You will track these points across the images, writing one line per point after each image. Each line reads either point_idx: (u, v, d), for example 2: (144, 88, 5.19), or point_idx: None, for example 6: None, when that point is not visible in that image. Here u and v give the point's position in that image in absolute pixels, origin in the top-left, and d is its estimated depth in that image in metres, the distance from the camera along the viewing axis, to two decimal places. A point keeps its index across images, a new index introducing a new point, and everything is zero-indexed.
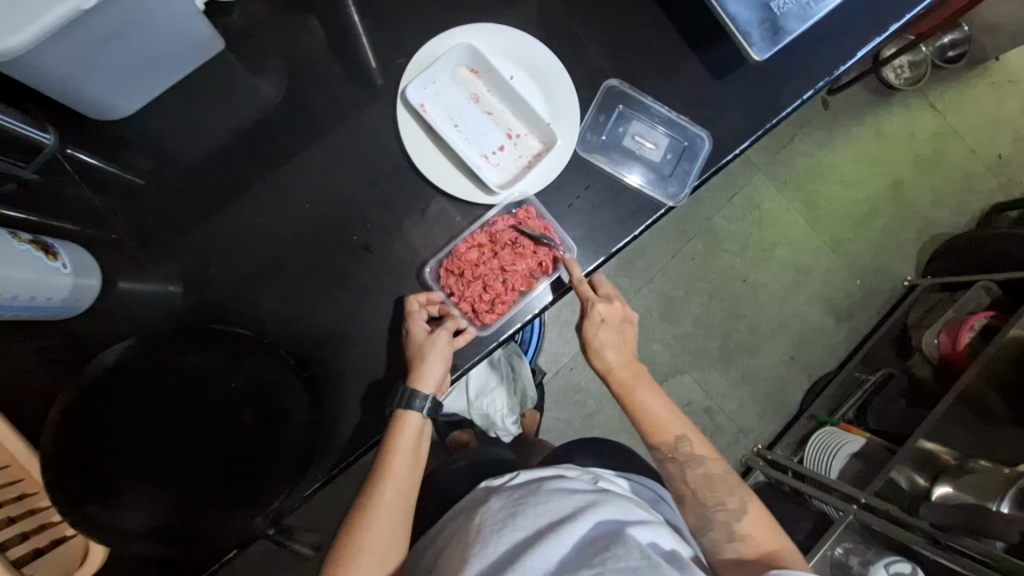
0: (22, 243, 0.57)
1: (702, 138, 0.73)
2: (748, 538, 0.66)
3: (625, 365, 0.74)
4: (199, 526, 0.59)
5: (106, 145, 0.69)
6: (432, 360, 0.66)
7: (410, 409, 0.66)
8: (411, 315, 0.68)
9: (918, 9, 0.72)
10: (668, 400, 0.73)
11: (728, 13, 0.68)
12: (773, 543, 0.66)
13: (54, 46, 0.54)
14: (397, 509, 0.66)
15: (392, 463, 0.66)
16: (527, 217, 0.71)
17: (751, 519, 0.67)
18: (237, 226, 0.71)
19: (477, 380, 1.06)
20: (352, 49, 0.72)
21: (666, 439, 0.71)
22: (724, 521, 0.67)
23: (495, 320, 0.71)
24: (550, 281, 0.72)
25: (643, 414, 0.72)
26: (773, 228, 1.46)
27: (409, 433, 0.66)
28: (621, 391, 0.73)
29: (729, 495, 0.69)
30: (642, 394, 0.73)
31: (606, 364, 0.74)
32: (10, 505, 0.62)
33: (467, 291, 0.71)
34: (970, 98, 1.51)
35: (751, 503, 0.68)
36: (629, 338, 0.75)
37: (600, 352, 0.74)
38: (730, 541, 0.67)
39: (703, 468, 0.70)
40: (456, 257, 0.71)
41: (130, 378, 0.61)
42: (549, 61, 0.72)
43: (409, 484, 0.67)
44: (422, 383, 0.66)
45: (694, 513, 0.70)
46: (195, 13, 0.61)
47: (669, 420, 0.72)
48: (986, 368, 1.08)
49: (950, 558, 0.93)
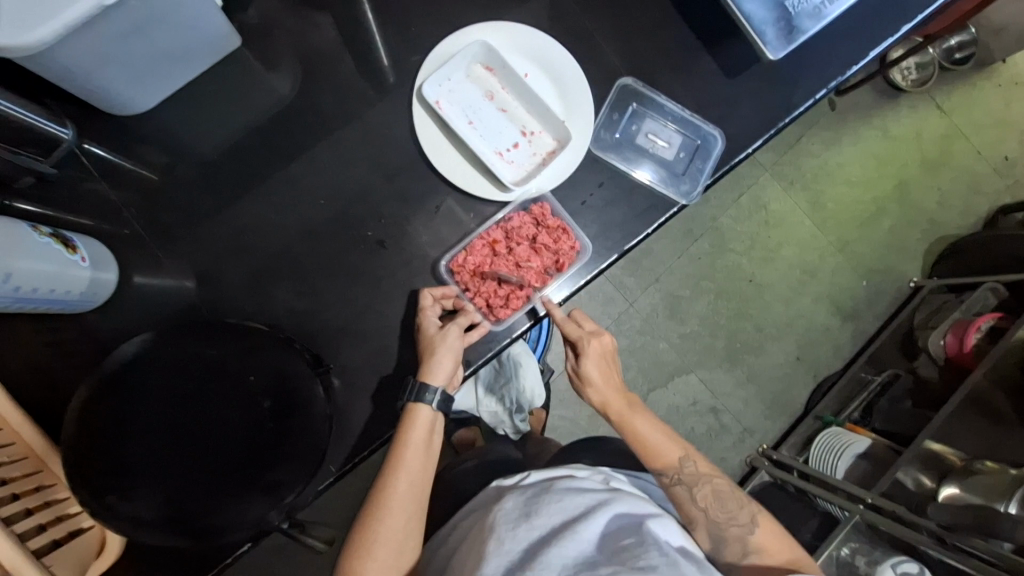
0: (43, 236, 0.57)
1: (714, 137, 0.73)
2: (763, 551, 0.68)
3: (618, 396, 0.75)
4: (214, 518, 0.59)
5: (122, 139, 0.70)
6: (441, 353, 0.66)
7: (421, 402, 0.66)
8: (423, 310, 0.69)
9: (930, 9, 0.72)
10: (663, 427, 0.75)
11: (743, 13, 0.69)
12: (785, 555, 0.68)
13: (75, 41, 0.54)
14: (410, 503, 0.66)
15: (405, 456, 0.66)
16: (542, 213, 0.72)
17: (762, 533, 0.69)
18: (251, 221, 0.71)
19: (484, 378, 1.11)
20: (366, 46, 0.72)
21: (666, 462, 0.73)
22: (737, 536, 0.68)
23: (509, 316, 0.71)
24: (563, 279, 0.72)
25: (639, 439, 0.73)
26: (780, 229, 1.47)
27: (420, 427, 0.66)
28: (617, 418, 0.75)
29: (742, 512, 0.70)
30: (638, 421, 0.74)
31: (601, 396, 0.76)
32: (27, 495, 0.61)
33: (483, 287, 0.72)
34: (977, 99, 1.51)
35: (761, 517, 0.70)
36: (616, 368, 0.77)
37: (592, 383, 0.75)
38: (744, 556, 0.68)
39: (710, 486, 0.71)
40: (468, 253, 0.71)
41: (147, 370, 0.61)
42: (563, 57, 0.72)
43: (421, 478, 0.67)
44: (432, 376, 0.66)
45: (705, 534, 0.70)
46: (213, 11, 0.62)
47: (666, 445, 0.73)
48: (994, 369, 1.09)
49: (955, 558, 0.95)
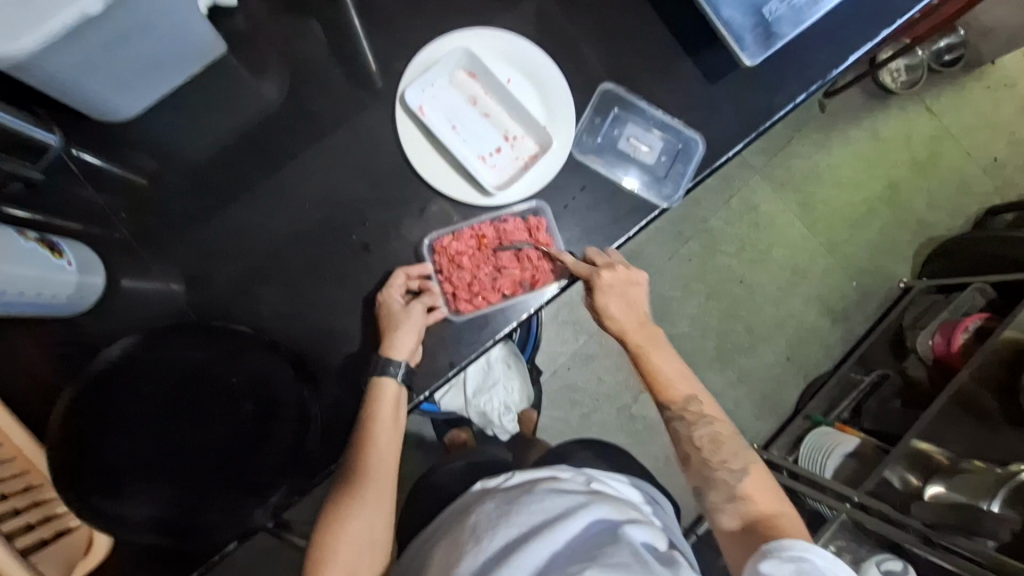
0: (28, 242, 0.58)
1: (695, 141, 0.74)
2: (749, 498, 0.70)
3: (637, 327, 0.77)
4: (203, 518, 0.61)
5: (109, 145, 0.71)
6: (404, 330, 0.68)
7: (386, 374, 0.67)
8: (391, 285, 0.70)
9: (908, 15, 0.73)
10: (680, 362, 0.77)
11: (722, 20, 0.70)
12: (770, 506, 0.69)
13: (59, 51, 0.55)
14: (383, 471, 0.69)
15: (376, 431, 0.67)
16: (537, 228, 0.73)
17: (752, 482, 0.71)
18: (238, 225, 0.72)
19: (474, 379, 1.12)
20: (353, 52, 0.73)
21: (674, 398, 0.76)
22: (725, 481, 0.72)
23: (470, 310, 0.72)
24: (534, 295, 0.73)
25: (655, 375, 0.76)
26: (770, 229, 1.48)
27: (386, 402, 0.67)
28: (635, 352, 0.77)
29: (734, 457, 0.73)
30: (656, 356, 0.76)
31: (619, 326, 0.76)
32: (14, 497, 0.63)
33: (456, 275, 0.73)
34: (966, 102, 1.52)
35: (754, 466, 0.72)
36: (636, 298, 0.76)
37: (610, 315, 0.76)
38: (728, 501, 0.71)
39: (710, 429, 0.75)
40: (453, 239, 0.73)
41: (133, 375, 0.62)
42: (545, 63, 0.73)
43: (390, 455, 0.69)
44: (395, 351, 0.67)
45: (697, 472, 0.74)
46: (198, 19, 0.63)
47: (679, 381, 0.76)
48: (979, 369, 1.10)
49: (942, 557, 0.96)
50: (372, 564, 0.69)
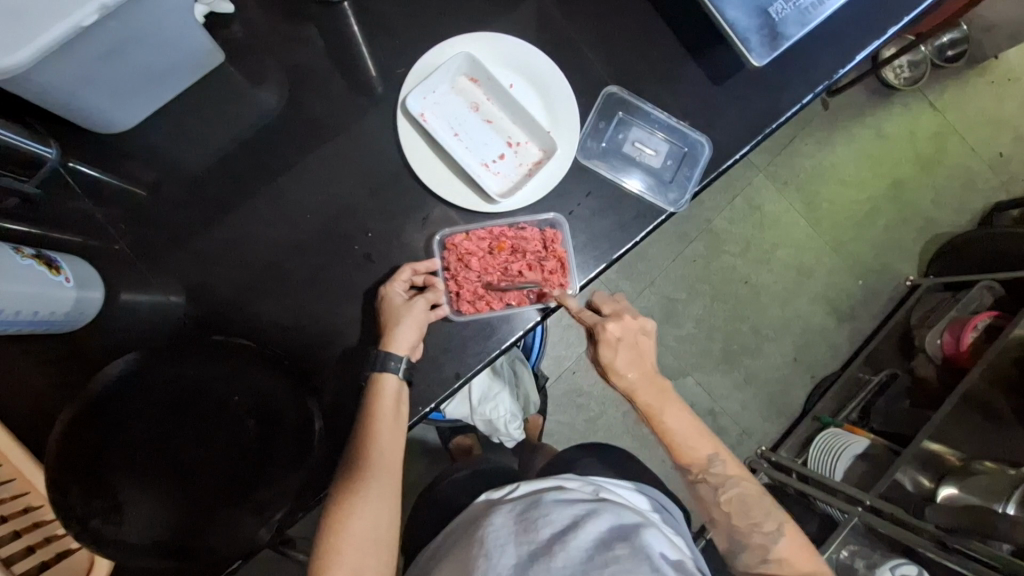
0: (25, 259, 0.57)
1: (702, 143, 0.73)
2: (784, 562, 0.68)
3: (646, 384, 0.74)
4: (205, 540, 0.59)
5: (106, 157, 0.70)
6: (406, 323, 0.66)
7: (386, 370, 0.65)
8: (395, 277, 0.69)
9: (917, 11, 0.72)
10: (694, 420, 0.74)
11: (726, 19, 0.68)
12: (804, 565, 0.68)
13: (52, 64, 0.53)
14: (385, 471, 0.66)
15: (377, 429, 0.65)
16: (554, 240, 0.71)
17: (788, 543, 0.69)
18: (238, 236, 0.71)
19: (478, 388, 1.09)
20: (352, 60, 0.72)
21: (694, 460, 0.73)
22: (760, 543, 0.69)
23: (472, 312, 0.71)
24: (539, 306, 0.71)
25: (670, 434, 0.73)
26: (774, 229, 1.46)
27: (387, 399, 0.66)
28: (647, 411, 0.74)
29: (766, 517, 0.70)
30: (669, 415, 0.73)
31: (627, 383, 0.73)
32: (14, 519, 0.67)
33: (463, 275, 0.71)
34: (970, 97, 1.50)
35: (788, 526, 0.70)
36: (645, 354, 0.74)
37: (618, 372, 0.73)
38: (762, 562, 0.69)
39: (738, 489, 0.72)
40: (467, 239, 0.71)
41: (132, 394, 0.60)
42: (546, 67, 0.72)
43: (393, 450, 0.66)
44: (394, 346, 0.66)
45: (727, 534, 0.72)
46: (194, 29, 0.62)
47: (697, 441, 0.73)
48: (991, 367, 1.07)
49: (954, 561, 0.93)
50: (378, 567, 0.65)
